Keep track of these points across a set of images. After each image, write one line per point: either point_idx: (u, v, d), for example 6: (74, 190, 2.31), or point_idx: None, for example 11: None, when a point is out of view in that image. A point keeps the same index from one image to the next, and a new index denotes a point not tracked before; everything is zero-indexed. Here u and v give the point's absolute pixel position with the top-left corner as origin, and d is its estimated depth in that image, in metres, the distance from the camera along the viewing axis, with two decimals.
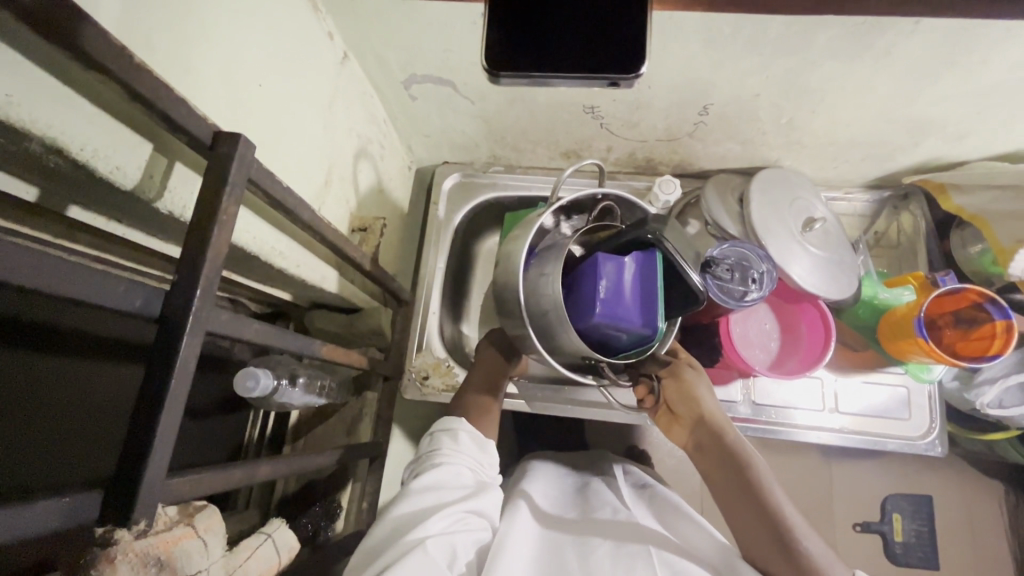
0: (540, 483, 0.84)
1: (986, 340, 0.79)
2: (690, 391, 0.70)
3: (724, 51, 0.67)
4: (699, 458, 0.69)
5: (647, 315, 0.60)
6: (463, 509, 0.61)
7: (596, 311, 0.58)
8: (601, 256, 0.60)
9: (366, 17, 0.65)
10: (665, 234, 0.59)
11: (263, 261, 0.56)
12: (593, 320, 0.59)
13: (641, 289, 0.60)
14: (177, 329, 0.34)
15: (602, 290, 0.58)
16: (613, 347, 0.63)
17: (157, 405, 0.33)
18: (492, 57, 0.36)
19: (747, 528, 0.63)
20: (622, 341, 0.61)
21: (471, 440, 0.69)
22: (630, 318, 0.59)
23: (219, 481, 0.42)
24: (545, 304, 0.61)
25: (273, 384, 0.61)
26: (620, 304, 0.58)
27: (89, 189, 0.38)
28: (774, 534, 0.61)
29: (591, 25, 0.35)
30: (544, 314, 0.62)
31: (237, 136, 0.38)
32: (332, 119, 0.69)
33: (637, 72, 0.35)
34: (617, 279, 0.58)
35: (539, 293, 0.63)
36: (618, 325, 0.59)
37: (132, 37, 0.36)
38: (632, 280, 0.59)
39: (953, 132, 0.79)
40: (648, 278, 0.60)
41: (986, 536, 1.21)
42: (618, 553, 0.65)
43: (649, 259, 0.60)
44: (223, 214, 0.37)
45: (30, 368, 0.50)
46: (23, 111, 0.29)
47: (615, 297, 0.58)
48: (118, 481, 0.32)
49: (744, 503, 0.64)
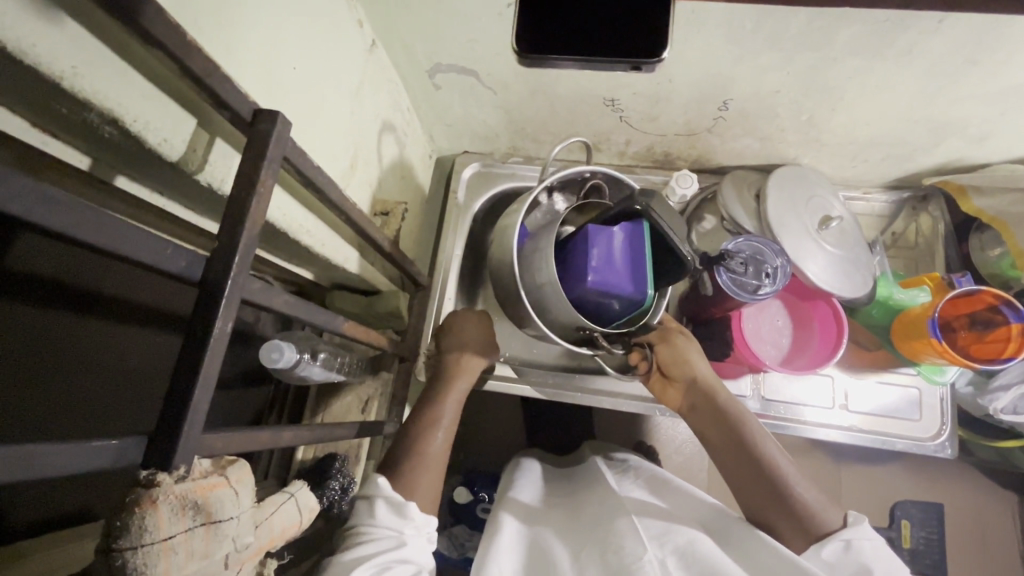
0: (527, 490, 0.85)
1: (999, 343, 0.79)
2: (682, 355, 0.74)
3: (744, 47, 0.68)
4: (694, 420, 0.73)
5: (636, 282, 0.65)
6: (387, 558, 0.56)
7: (588, 278, 0.63)
8: (590, 228, 0.65)
9: (394, 6, 0.67)
10: (653, 205, 0.63)
11: (291, 238, 0.58)
12: (586, 288, 0.64)
13: (630, 257, 0.65)
14: (217, 292, 0.37)
15: (591, 258, 0.63)
16: (607, 315, 0.68)
17: (198, 360, 0.35)
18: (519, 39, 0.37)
19: (742, 481, 0.67)
20: (614, 308, 0.67)
21: (390, 506, 0.61)
22: (619, 285, 0.64)
23: (245, 442, 0.44)
24: (541, 278, 0.68)
25: (296, 357, 0.63)
26: (608, 272, 0.63)
27: (138, 159, 0.40)
28: (769, 482, 0.65)
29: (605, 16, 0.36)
30: (541, 287, 0.68)
31: (276, 113, 0.40)
32: (359, 104, 0.71)
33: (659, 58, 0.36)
34: (606, 246, 0.64)
35: (535, 271, 0.69)
36: (610, 291, 0.64)
37: (181, 15, 0.38)
38: (621, 249, 0.64)
39: (975, 133, 0.79)
40: (637, 247, 0.65)
41: (995, 546, 1.20)
42: (607, 530, 0.66)
43: (637, 228, 0.65)
44: (261, 187, 0.40)
45: (78, 331, 0.54)
46: (85, 82, 0.31)
47: (604, 266, 0.63)
48: (159, 428, 0.34)
49: (740, 459, 0.68)
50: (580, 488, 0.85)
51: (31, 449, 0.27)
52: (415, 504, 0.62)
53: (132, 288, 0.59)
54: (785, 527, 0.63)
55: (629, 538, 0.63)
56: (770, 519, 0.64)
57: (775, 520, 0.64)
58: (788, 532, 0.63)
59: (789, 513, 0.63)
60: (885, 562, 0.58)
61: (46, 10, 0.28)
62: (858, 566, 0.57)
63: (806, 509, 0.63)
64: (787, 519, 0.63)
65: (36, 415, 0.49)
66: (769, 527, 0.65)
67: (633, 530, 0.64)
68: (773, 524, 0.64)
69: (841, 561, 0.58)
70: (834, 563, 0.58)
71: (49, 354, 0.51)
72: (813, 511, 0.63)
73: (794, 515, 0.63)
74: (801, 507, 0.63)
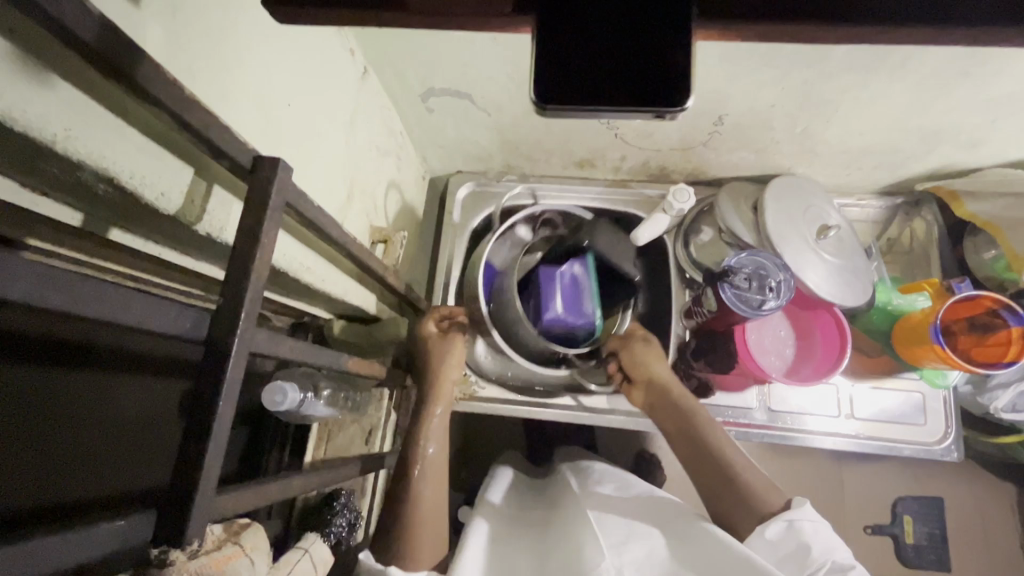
0: (497, 495, 0.81)
1: (1001, 347, 0.79)
2: (641, 358, 0.80)
3: (740, 63, 0.68)
4: (657, 417, 0.77)
5: (584, 311, 0.86)
6: None
7: (546, 316, 0.85)
8: (545, 275, 0.87)
9: (386, 35, 0.66)
10: (596, 241, 0.87)
11: (291, 277, 0.56)
12: (546, 322, 0.84)
13: (576, 292, 0.87)
14: (225, 350, 0.35)
15: (547, 300, 0.85)
16: (572, 339, 0.88)
17: (207, 425, 0.34)
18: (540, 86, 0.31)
19: (697, 472, 0.68)
20: (576, 333, 0.87)
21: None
22: (573, 316, 0.86)
23: (254, 494, 0.42)
24: (511, 315, 0.85)
25: (299, 397, 0.62)
26: (562, 308, 0.85)
27: (134, 212, 0.38)
28: (718, 468, 0.66)
29: (624, 51, 0.30)
30: (512, 322, 0.86)
31: (278, 160, 0.39)
32: (354, 134, 0.70)
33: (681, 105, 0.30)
34: (558, 289, 0.86)
35: (507, 307, 0.86)
36: (566, 322, 0.85)
37: (176, 63, 0.37)
38: (571, 286, 0.86)
39: (966, 140, 0.80)
40: (584, 282, 0.88)
41: (998, 538, 1.21)
42: (571, 539, 0.63)
43: (581, 266, 0.88)
44: (265, 238, 0.38)
45: (68, 388, 0.51)
46: (79, 144, 0.29)
47: (558, 303, 0.85)
48: (171, 500, 0.33)
49: (698, 457, 0.69)
50: (546, 502, 0.82)
51: (43, 540, 0.26)
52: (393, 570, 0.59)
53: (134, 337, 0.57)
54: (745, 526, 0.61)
55: (590, 548, 0.59)
56: (731, 520, 0.63)
57: (724, 507, 0.64)
58: (737, 519, 0.62)
59: (736, 498, 0.63)
60: (826, 542, 0.57)
61: (37, 73, 0.27)
62: (798, 547, 0.56)
63: (750, 491, 0.63)
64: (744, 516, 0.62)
65: (30, 482, 0.47)
66: (722, 516, 0.65)
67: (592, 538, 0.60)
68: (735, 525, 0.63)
69: (781, 540, 0.57)
70: (778, 542, 0.57)
71: (40, 412, 0.49)
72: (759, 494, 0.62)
73: (740, 499, 0.63)
74: (746, 489, 0.63)
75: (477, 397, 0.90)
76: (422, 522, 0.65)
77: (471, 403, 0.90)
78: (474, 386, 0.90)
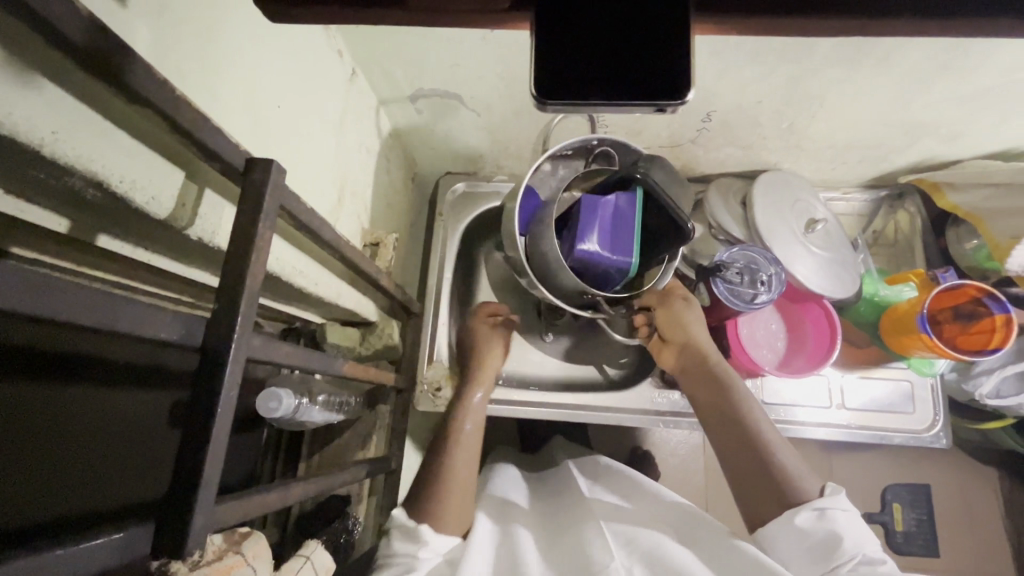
0: (507, 484, 0.83)
1: (985, 334, 0.81)
2: (680, 319, 0.74)
3: (727, 60, 0.69)
4: (684, 381, 0.74)
5: (627, 246, 0.67)
6: None
7: (579, 247, 0.66)
8: (585, 200, 0.68)
9: (374, 36, 0.65)
10: (650, 174, 0.66)
11: (283, 282, 0.56)
12: (574, 256, 0.67)
13: (619, 224, 0.67)
14: (222, 357, 0.35)
15: (582, 227, 0.66)
16: (605, 283, 0.71)
17: (206, 434, 0.34)
18: (540, 83, 0.31)
19: (727, 446, 0.67)
20: (609, 276, 0.70)
21: (403, 534, 0.66)
22: (608, 253, 0.67)
23: (255, 503, 0.42)
24: (545, 249, 0.71)
25: (295, 403, 0.61)
26: (596, 241, 0.66)
27: (123, 218, 0.37)
28: (753, 447, 0.64)
29: (622, 49, 0.31)
30: (545, 257, 0.72)
31: (271, 161, 0.38)
32: (343, 136, 0.69)
33: (683, 99, 0.30)
34: (597, 217, 0.66)
35: (539, 241, 0.73)
36: (602, 258, 0.67)
37: (164, 64, 0.36)
38: (612, 217, 0.67)
39: (947, 133, 0.81)
40: (628, 215, 0.67)
41: (984, 522, 1.24)
42: (584, 542, 0.65)
43: (632, 196, 0.67)
44: (259, 241, 0.38)
45: (59, 401, 0.50)
46: (68, 147, 0.29)
47: (593, 234, 0.66)
48: (172, 509, 0.33)
49: (730, 431, 0.67)
50: (550, 489, 0.85)
51: (52, 555, 0.25)
52: (427, 527, 0.65)
53: (130, 348, 0.56)
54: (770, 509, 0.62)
55: (598, 548, 0.62)
56: (753, 500, 0.63)
57: (753, 488, 0.63)
58: (766, 503, 0.62)
59: (769, 483, 0.62)
60: (857, 532, 0.58)
61: (23, 75, 0.26)
62: (830, 533, 0.57)
63: (785, 477, 0.62)
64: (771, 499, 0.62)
65: (24, 499, 0.45)
66: (748, 495, 0.64)
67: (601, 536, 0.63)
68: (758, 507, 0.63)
69: (815, 527, 0.57)
70: (807, 530, 0.57)
71: (38, 428, 0.48)
72: (793, 480, 0.62)
73: (769, 482, 0.62)
74: (782, 475, 0.62)
75: None
76: (451, 488, 0.69)
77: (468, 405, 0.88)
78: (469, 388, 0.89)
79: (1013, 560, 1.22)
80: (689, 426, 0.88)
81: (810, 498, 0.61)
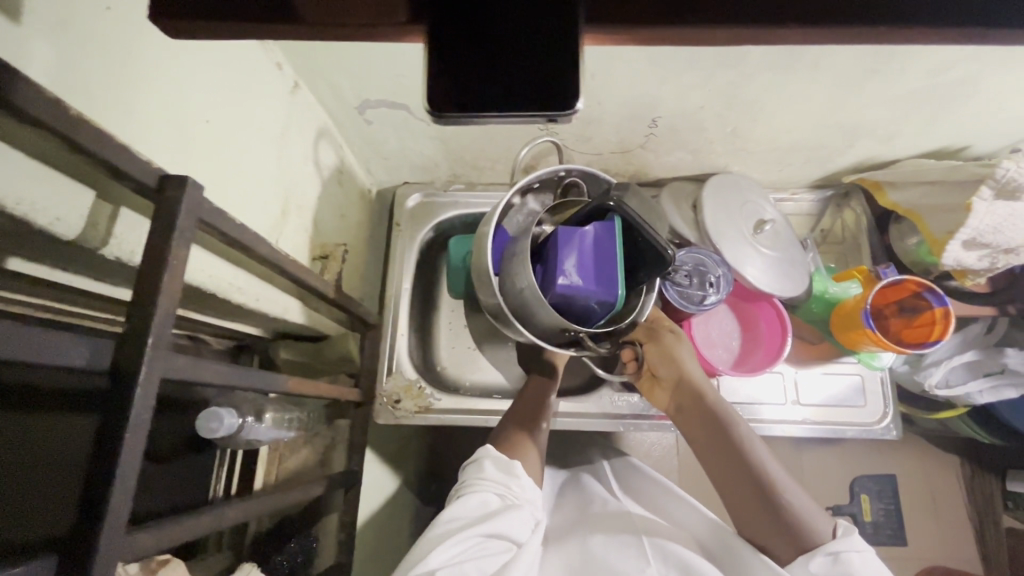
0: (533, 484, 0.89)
1: (927, 327, 0.84)
2: (671, 353, 0.75)
3: (664, 67, 0.70)
4: (681, 416, 0.74)
5: (609, 280, 0.68)
6: (473, 534, 0.59)
7: (561, 282, 0.66)
8: (562, 232, 0.68)
9: (319, 56, 0.67)
10: (627, 202, 0.67)
11: (219, 298, 0.55)
12: (556, 291, 0.66)
13: (600, 258, 0.68)
14: (132, 375, 0.34)
15: (562, 261, 0.66)
16: (587, 317, 0.71)
17: (115, 452, 0.33)
18: (434, 99, 0.34)
19: (729, 485, 0.66)
20: (592, 310, 0.70)
21: (496, 466, 0.68)
22: (590, 286, 0.67)
23: (187, 529, 0.42)
24: (521, 283, 0.70)
25: (238, 422, 0.59)
26: (579, 275, 0.66)
27: (30, 241, 0.36)
28: (756, 488, 0.64)
29: (514, 69, 0.34)
30: (521, 291, 0.70)
31: (185, 179, 0.38)
32: (286, 148, 0.68)
33: (572, 109, 0.33)
34: (579, 249, 0.67)
35: (513, 277, 0.72)
36: (587, 294, 0.67)
37: (70, 85, 0.35)
38: (592, 249, 0.67)
39: (882, 134, 0.84)
40: (608, 246, 0.68)
41: (949, 509, 1.27)
42: (613, 546, 0.66)
43: (611, 227, 0.68)
44: (173, 258, 0.37)
45: None
46: None
47: (575, 267, 0.66)
48: (79, 530, 0.32)
49: (730, 466, 0.66)
50: (581, 487, 0.88)
51: None
52: (521, 463, 0.69)
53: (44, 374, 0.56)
54: (780, 543, 0.61)
55: (633, 556, 0.64)
56: (763, 535, 0.63)
57: (763, 528, 0.63)
58: (777, 544, 0.62)
59: (777, 523, 0.62)
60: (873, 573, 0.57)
61: None
62: None
63: (795, 516, 0.61)
64: (780, 535, 0.61)
65: None
66: (756, 530, 0.64)
67: (638, 547, 0.65)
68: (770, 542, 0.62)
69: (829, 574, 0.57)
70: None
71: None
72: (802, 521, 0.61)
73: (777, 517, 0.62)
74: (789, 517, 0.61)
75: (433, 410, 0.87)
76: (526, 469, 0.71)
77: (427, 417, 0.86)
78: (430, 398, 0.87)
79: (976, 544, 1.25)
80: (649, 427, 0.89)
81: (821, 540, 0.59)
